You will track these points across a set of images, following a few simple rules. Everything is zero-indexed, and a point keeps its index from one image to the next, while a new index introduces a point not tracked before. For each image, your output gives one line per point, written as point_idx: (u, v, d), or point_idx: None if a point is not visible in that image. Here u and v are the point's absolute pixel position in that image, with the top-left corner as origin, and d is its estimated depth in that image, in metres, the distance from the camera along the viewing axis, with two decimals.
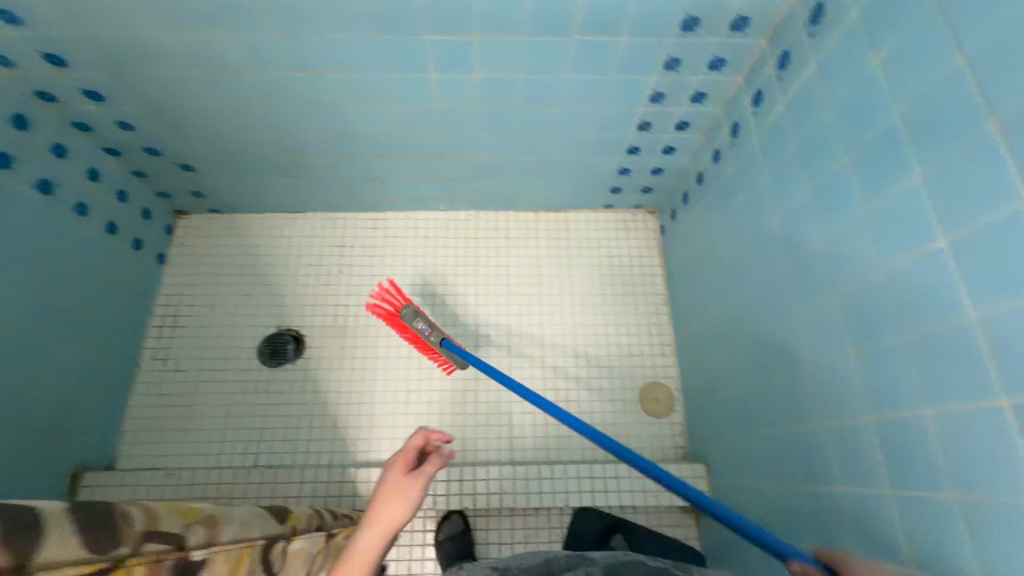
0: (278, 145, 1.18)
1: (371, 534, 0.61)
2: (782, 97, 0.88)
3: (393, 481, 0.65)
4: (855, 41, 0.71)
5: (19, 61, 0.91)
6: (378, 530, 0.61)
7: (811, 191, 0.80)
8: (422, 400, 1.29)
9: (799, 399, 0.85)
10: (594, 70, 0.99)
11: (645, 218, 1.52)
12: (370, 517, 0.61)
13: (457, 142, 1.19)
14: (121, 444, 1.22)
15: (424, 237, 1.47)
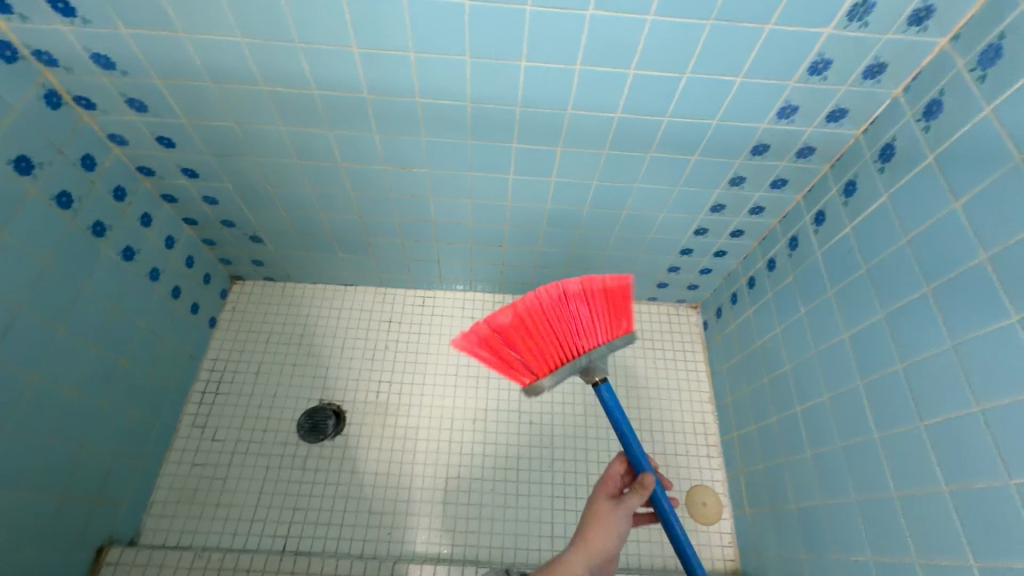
0: (349, 225, 1.24)
1: (584, 556, 0.73)
2: (849, 221, 0.93)
3: (603, 513, 0.77)
4: (933, 183, 0.76)
5: (134, 141, 1.00)
6: (585, 550, 0.74)
7: (887, 315, 0.82)
8: (461, 487, 1.25)
9: (876, 528, 0.81)
10: (663, 181, 1.05)
11: (688, 313, 1.54)
12: (585, 542, 0.74)
13: (521, 233, 1.24)
14: (150, 516, 1.19)
15: (471, 317, 1.49)
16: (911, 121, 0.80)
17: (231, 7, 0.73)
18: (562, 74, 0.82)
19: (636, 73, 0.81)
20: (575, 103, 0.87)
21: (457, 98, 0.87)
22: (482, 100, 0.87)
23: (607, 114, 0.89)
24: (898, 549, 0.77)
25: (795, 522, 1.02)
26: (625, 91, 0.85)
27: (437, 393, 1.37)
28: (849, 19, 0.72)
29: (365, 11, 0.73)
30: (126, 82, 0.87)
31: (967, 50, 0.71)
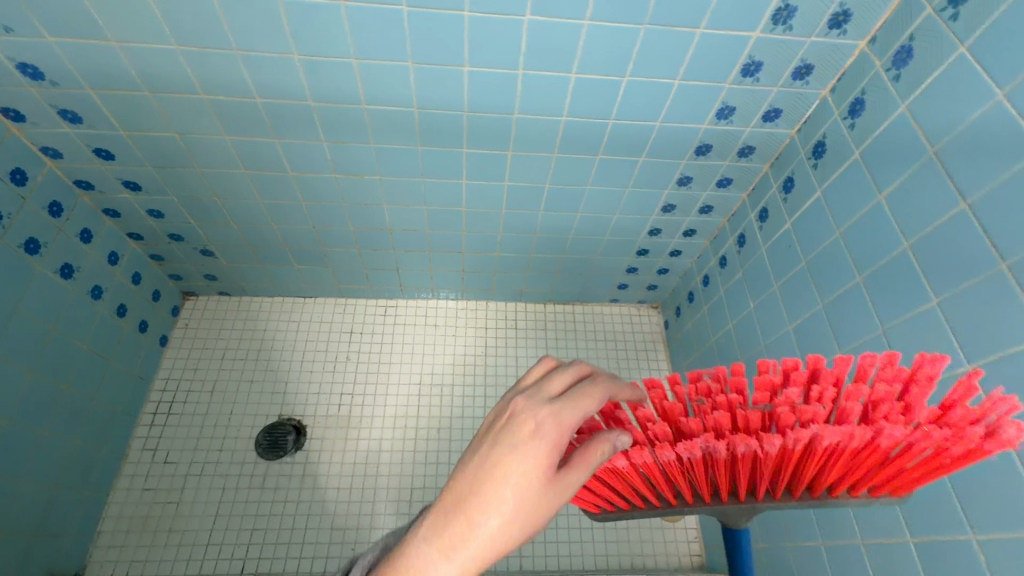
0: (304, 236, 1.22)
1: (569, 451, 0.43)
2: (789, 217, 0.96)
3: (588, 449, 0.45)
4: (859, 177, 0.79)
5: (70, 155, 0.97)
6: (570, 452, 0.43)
7: (826, 305, 0.85)
8: (427, 498, 1.23)
9: (826, 511, 0.84)
10: (613, 183, 1.07)
11: (649, 312, 1.57)
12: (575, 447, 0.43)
13: (478, 239, 1.25)
14: (97, 546, 1.13)
15: (435, 325, 1.48)
16: (839, 120, 0.84)
17: (163, 14, 0.72)
18: (505, 80, 0.83)
19: (578, 77, 0.83)
20: (522, 108, 0.89)
21: (404, 105, 0.88)
22: (430, 106, 0.88)
23: (553, 117, 0.91)
24: (845, 531, 0.79)
25: None
26: (569, 96, 0.87)
27: (400, 403, 1.36)
28: (774, 23, 0.76)
29: (302, 17, 0.73)
30: (56, 93, 0.84)
31: (883, 52, 0.76)
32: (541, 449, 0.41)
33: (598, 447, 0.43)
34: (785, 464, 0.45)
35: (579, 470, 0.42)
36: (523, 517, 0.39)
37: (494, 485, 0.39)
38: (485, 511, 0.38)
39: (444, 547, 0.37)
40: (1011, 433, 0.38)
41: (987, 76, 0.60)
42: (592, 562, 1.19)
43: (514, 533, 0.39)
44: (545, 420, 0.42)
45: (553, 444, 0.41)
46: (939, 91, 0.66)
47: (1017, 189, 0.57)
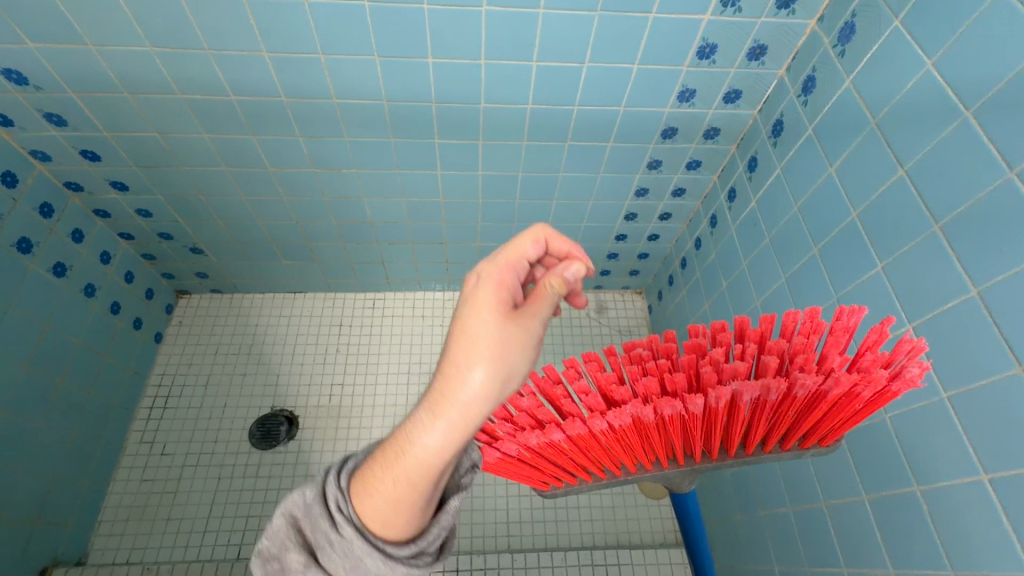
0: (288, 231, 1.25)
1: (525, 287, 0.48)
2: (754, 195, 0.99)
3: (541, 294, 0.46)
4: (813, 152, 0.82)
5: (58, 158, 1.01)
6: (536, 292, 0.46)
7: (788, 278, 0.88)
8: None
9: (793, 477, 0.86)
10: (585, 169, 1.10)
11: (633, 298, 1.60)
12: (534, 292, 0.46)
13: (459, 229, 1.28)
14: (98, 535, 1.17)
15: (422, 316, 1.51)
16: (794, 98, 0.87)
17: (136, 17, 0.75)
18: (469, 70, 0.86)
19: (539, 65, 0.86)
20: (488, 98, 0.92)
21: (374, 98, 0.91)
22: (399, 98, 0.91)
23: (518, 106, 0.94)
24: (809, 494, 0.82)
25: (729, 486, 1.06)
26: (532, 84, 0.89)
27: (390, 391, 1.39)
28: (723, 6, 0.78)
29: (269, 16, 0.76)
30: (40, 98, 0.88)
31: (830, 30, 0.78)
32: (491, 297, 0.45)
33: (550, 279, 0.45)
34: (713, 424, 0.49)
35: (540, 306, 0.44)
36: (501, 361, 0.41)
37: (465, 334, 0.43)
38: (455, 364, 0.42)
39: (432, 403, 0.42)
40: (909, 372, 0.43)
41: (918, 47, 0.63)
42: (578, 539, 1.22)
43: (495, 380, 0.41)
44: (486, 275, 0.47)
45: (500, 290, 0.46)
46: (879, 64, 0.69)
47: (947, 152, 0.59)
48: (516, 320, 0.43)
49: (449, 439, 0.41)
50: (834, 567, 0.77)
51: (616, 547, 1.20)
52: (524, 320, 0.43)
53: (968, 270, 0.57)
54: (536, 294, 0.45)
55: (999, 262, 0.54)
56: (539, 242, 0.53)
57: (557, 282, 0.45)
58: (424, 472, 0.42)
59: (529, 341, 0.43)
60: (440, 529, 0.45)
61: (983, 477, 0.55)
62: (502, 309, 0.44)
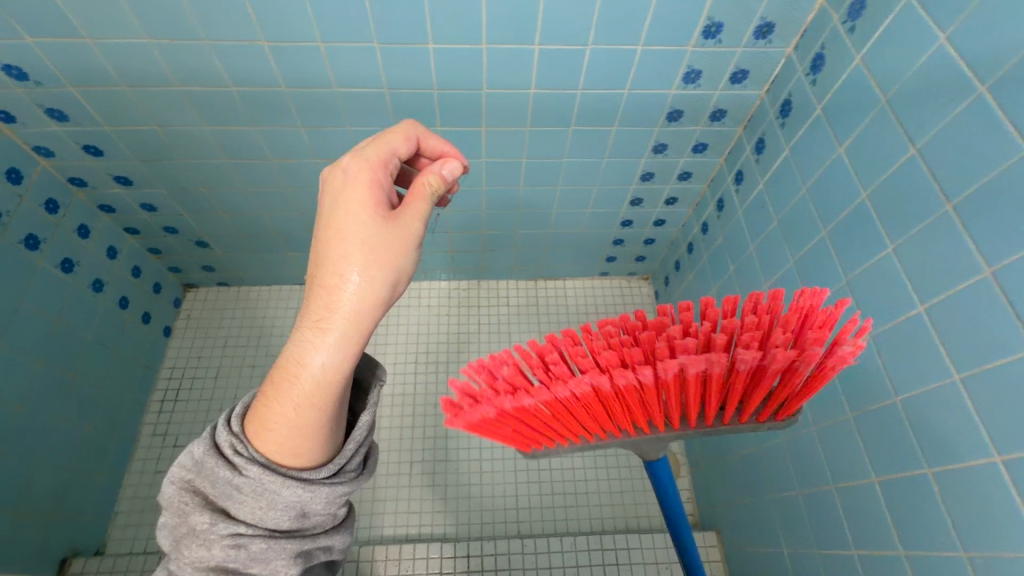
0: (293, 223, 1.25)
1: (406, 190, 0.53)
2: (761, 177, 0.97)
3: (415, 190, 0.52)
4: (821, 132, 0.81)
5: (61, 153, 1.01)
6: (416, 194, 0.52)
7: (797, 261, 0.87)
8: (428, 470, 1.29)
9: (801, 460, 0.86)
10: (590, 154, 1.09)
11: (640, 284, 1.59)
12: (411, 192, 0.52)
13: (463, 217, 1.27)
14: (115, 525, 1.20)
15: (428, 305, 1.52)
16: (802, 77, 0.85)
17: (133, 9, 0.75)
18: (470, 55, 0.85)
19: (541, 48, 0.85)
20: (490, 83, 0.90)
21: (374, 86, 0.90)
22: (399, 86, 0.90)
23: (521, 90, 0.92)
24: (818, 477, 0.82)
25: (738, 470, 1.07)
26: (535, 67, 0.88)
27: (399, 381, 1.40)
28: None
29: (266, 4, 0.75)
30: (41, 93, 0.87)
31: (839, 5, 0.76)
32: (363, 201, 0.51)
33: (428, 178, 0.53)
34: (668, 395, 0.48)
35: (417, 204, 0.52)
36: (380, 270, 0.49)
37: (338, 245, 0.49)
38: (335, 281, 0.48)
39: (313, 322, 0.48)
40: (842, 349, 0.45)
41: (931, 21, 0.61)
42: (588, 524, 1.23)
43: (374, 285, 0.49)
44: (357, 177, 0.51)
45: (373, 193, 0.51)
46: (890, 40, 0.67)
47: (960, 129, 0.58)
48: (394, 222, 0.50)
49: (339, 342, 0.48)
50: (842, 548, 0.77)
51: (626, 531, 1.21)
52: (400, 223, 0.50)
53: (981, 249, 0.56)
54: (413, 192, 0.52)
55: (1012, 241, 0.53)
56: (409, 139, 0.56)
57: (433, 180, 0.53)
58: (322, 387, 0.48)
59: (408, 242, 0.50)
60: (355, 444, 0.51)
61: (995, 457, 0.55)
62: (376, 213, 0.50)
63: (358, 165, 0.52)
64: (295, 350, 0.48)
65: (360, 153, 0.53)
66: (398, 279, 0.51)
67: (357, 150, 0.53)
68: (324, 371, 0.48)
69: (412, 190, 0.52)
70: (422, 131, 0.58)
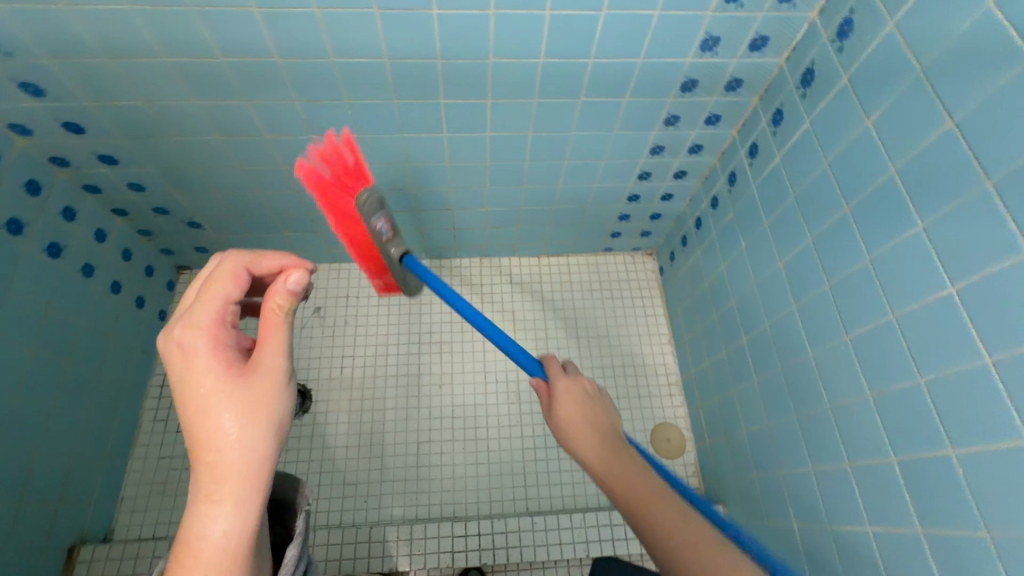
0: (289, 201, 1.21)
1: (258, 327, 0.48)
2: (778, 150, 0.94)
3: (265, 325, 0.48)
4: (847, 103, 0.77)
5: (39, 130, 0.94)
6: (264, 328, 0.48)
7: (815, 239, 0.85)
8: (434, 450, 1.28)
9: (815, 438, 0.86)
10: (599, 127, 1.04)
11: (644, 260, 1.57)
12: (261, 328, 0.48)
13: (465, 193, 1.23)
14: (121, 511, 1.19)
15: (429, 284, 1.49)
16: (827, 44, 0.80)
17: None
18: (477, 22, 0.80)
19: (553, 13, 0.79)
20: (497, 52, 0.85)
21: (375, 56, 0.84)
22: (401, 55, 0.84)
23: (530, 60, 0.87)
24: (832, 455, 0.82)
25: (747, 446, 1.07)
26: (545, 35, 0.83)
27: (401, 361, 1.38)
28: None
29: None
30: (13, 65, 0.81)
31: None
32: (212, 362, 0.46)
33: (273, 302, 0.48)
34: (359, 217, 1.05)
35: (273, 336, 0.48)
36: (260, 419, 0.45)
37: (206, 413, 0.44)
38: (214, 447, 0.43)
39: (204, 490, 0.42)
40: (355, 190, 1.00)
41: None
42: (595, 500, 1.24)
43: (258, 438, 0.44)
44: (195, 346, 0.46)
45: (218, 355, 0.46)
46: (930, 4, 0.63)
47: (1008, 101, 0.55)
48: (253, 379, 0.46)
49: (235, 499, 0.42)
50: (854, 526, 0.78)
51: None
52: (261, 374, 0.46)
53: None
54: (265, 324, 0.48)
55: None
56: (238, 276, 0.50)
57: (283, 300, 0.48)
58: (230, 546, 0.41)
59: (275, 386, 0.46)
60: None
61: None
62: (230, 374, 0.45)
63: (190, 334, 0.46)
64: (188, 525, 0.41)
65: (189, 322, 0.46)
66: (282, 420, 0.46)
67: (184, 318, 0.46)
68: (224, 539, 0.41)
69: (263, 322, 0.48)
70: (250, 256, 0.52)
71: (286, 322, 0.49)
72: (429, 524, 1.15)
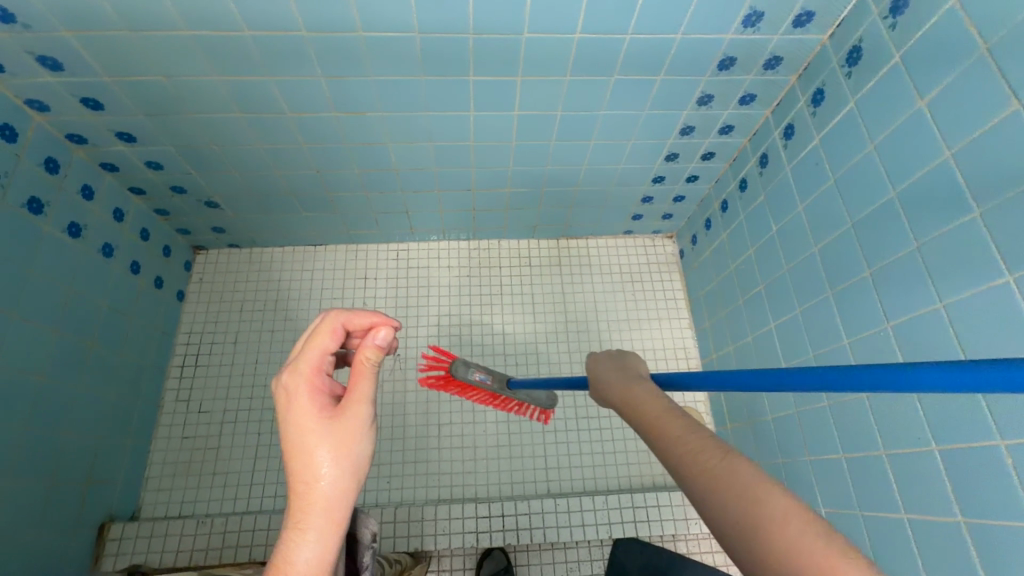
0: (308, 181, 1.18)
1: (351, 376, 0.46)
2: (817, 132, 0.91)
3: (356, 372, 0.45)
4: (899, 84, 0.74)
5: (57, 107, 0.92)
6: (356, 376, 0.45)
7: (855, 224, 0.83)
8: (454, 432, 1.29)
9: (848, 425, 0.86)
10: (630, 106, 1.01)
11: (664, 242, 1.55)
12: (352, 376, 0.45)
13: (487, 174, 1.21)
14: (147, 490, 1.20)
15: (447, 266, 1.47)
16: (877, 20, 0.77)
17: None
18: None
19: None
20: (531, 27, 0.82)
21: (404, 30, 0.81)
22: (431, 30, 0.81)
23: (564, 36, 0.84)
24: (866, 443, 0.82)
25: (772, 431, 1.08)
26: (582, 10, 0.79)
27: (420, 344, 1.38)
28: None
29: None
30: (31, 38, 0.78)
31: None
32: (309, 401, 0.45)
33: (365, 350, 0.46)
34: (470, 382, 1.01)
35: (363, 379, 0.45)
36: (349, 456, 0.43)
37: (299, 448, 0.43)
38: (305, 478, 0.41)
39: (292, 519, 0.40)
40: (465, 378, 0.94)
41: None
42: (616, 482, 1.25)
43: (347, 478, 0.42)
44: (296, 389, 0.45)
45: (313, 397, 0.45)
46: None
47: None
48: (344, 422, 0.44)
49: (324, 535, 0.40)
50: (889, 513, 0.78)
51: (653, 489, 1.24)
52: (352, 420, 0.44)
53: None
54: (357, 370, 0.45)
55: None
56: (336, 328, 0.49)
57: (372, 354, 0.46)
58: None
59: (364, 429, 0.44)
60: None
61: None
62: (323, 414, 0.44)
63: (292, 377, 0.45)
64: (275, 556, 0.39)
65: (292, 367, 0.46)
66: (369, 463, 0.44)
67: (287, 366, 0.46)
68: (310, 574, 0.38)
69: (354, 370, 0.45)
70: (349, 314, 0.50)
71: (377, 371, 0.46)
72: (453, 505, 1.16)
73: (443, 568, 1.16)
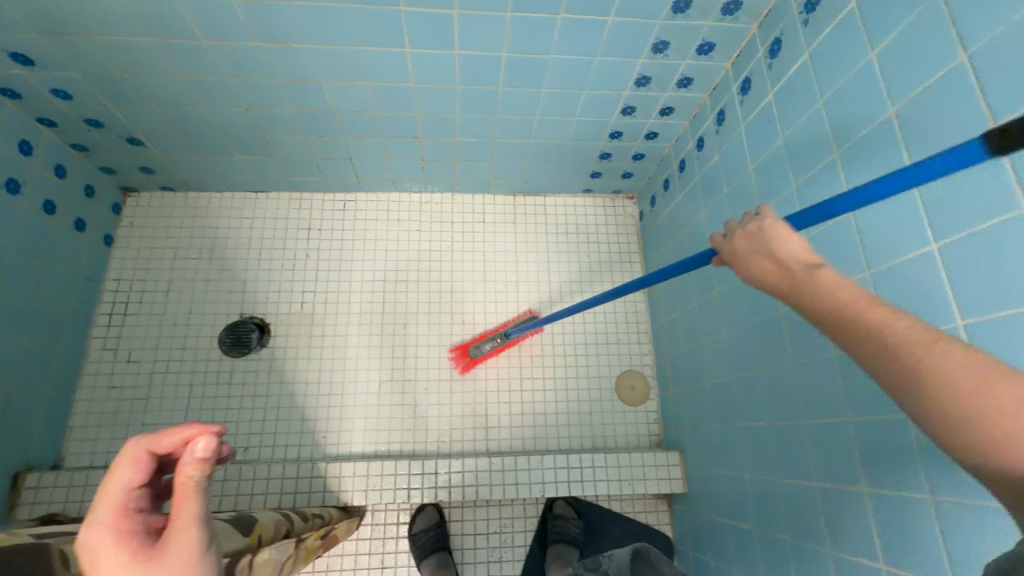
0: (238, 119, 1.09)
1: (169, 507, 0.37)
2: (772, 88, 0.86)
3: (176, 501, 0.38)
4: (854, 34, 0.68)
5: None
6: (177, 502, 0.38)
7: (800, 187, 0.79)
8: (395, 390, 1.26)
9: (775, 393, 0.85)
10: (579, 51, 0.94)
11: (624, 203, 1.50)
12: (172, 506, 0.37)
13: (434, 121, 1.13)
14: (71, 440, 1.16)
15: (397, 220, 1.41)
16: None
17: None
18: None
19: None
20: None
21: None
22: None
23: None
24: (791, 411, 0.81)
25: (709, 397, 1.07)
26: None
27: (365, 299, 1.33)
28: None
29: None
30: None
31: None
32: (118, 553, 0.36)
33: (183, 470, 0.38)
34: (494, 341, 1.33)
35: (188, 502, 0.38)
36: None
37: None
38: None
39: None
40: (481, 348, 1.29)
41: None
42: (556, 443, 1.25)
43: None
44: (99, 547, 0.37)
45: (124, 545, 0.36)
46: None
47: None
48: (166, 558, 0.35)
49: None
50: (804, 480, 0.78)
51: (591, 450, 1.24)
52: (181, 553, 0.36)
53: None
54: (177, 495, 0.38)
55: None
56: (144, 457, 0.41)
57: (194, 470, 0.38)
58: None
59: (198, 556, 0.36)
60: None
61: None
62: (138, 559, 0.36)
63: (92, 534, 0.37)
64: None
65: (88, 521, 0.38)
66: None
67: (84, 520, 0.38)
68: None
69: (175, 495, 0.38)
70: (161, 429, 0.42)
71: (207, 485, 0.39)
72: (387, 461, 1.14)
73: (377, 521, 1.16)
